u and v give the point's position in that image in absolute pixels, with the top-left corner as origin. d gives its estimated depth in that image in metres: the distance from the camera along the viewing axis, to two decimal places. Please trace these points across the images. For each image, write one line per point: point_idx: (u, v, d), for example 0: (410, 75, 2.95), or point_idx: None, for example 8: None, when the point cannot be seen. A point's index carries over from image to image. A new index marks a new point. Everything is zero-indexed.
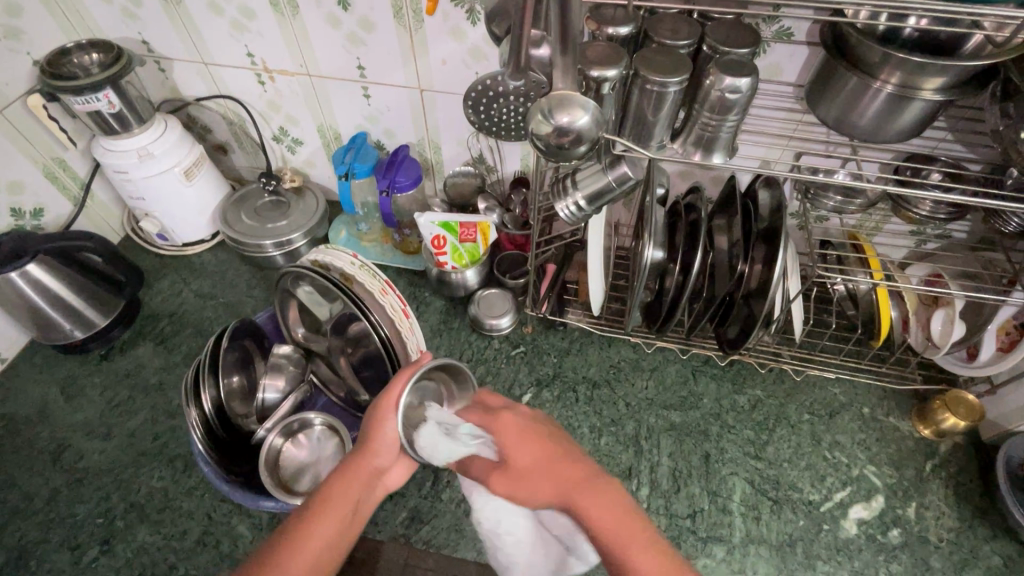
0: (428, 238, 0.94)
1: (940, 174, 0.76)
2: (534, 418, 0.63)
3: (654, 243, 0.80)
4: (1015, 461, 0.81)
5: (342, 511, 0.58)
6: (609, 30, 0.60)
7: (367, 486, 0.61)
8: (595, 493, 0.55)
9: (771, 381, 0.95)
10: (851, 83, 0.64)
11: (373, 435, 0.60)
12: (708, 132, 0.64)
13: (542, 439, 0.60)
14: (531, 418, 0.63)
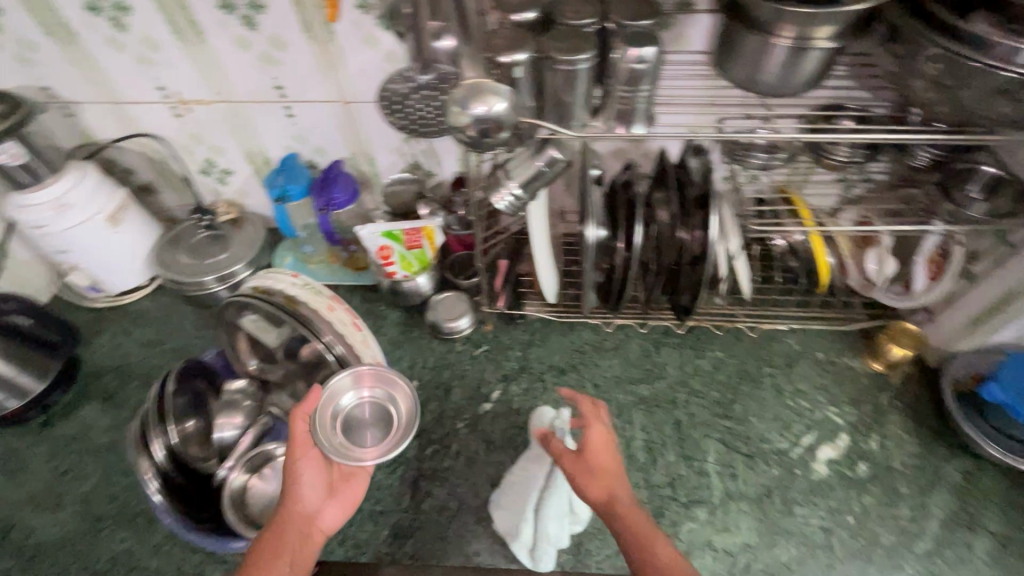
0: (372, 250, 0.94)
1: (852, 120, 0.80)
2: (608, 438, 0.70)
3: (594, 222, 0.81)
4: (959, 379, 0.87)
5: (276, 567, 0.58)
6: (514, 19, 0.62)
7: (300, 534, 0.62)
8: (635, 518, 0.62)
9: (729, 341, 0.98)
10: (752, 42, 0.67)
11: (294, 478, 0.64)
12: (625, 105, 0.66)
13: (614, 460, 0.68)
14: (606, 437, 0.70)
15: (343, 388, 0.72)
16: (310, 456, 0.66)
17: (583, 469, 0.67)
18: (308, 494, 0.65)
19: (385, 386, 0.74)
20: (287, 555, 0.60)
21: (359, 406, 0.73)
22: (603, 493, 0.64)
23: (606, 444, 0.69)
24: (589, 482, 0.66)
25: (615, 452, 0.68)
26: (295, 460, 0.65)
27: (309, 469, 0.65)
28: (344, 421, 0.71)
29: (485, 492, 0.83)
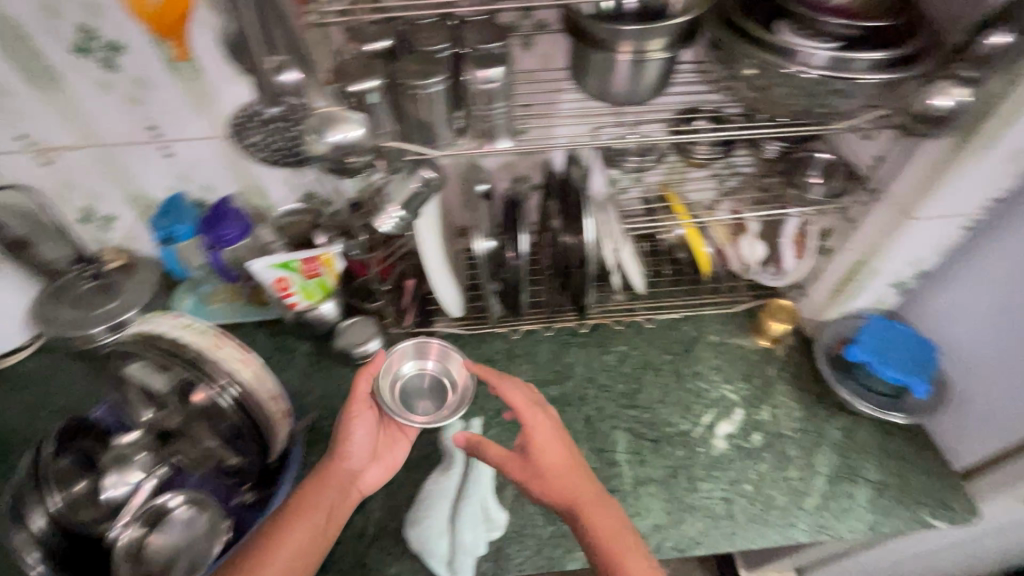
0: (269, 282, 0.93)
1: (706, 120, 0.88)
2: (553, 432, 0.76)
3: (481, 232, 0.85)
4: (831, 345, 0.95)
5: (317, 511, 0.72)
6: (369, 48, 0.65)
7: (344, 483, 0.76)
8: (598, 514, 0.69)
9: (631, 335, 1.03)
10: (599, 58, 0.73)
11: (346, 434, 0.78)
12: (487, 122, 0.70)
13: (568, 458, 0.74)
14: (551, 433, 0.76)
15: (405, 358, 0.89)
16: (366, 416, 0.80)
17: (535, 474, 0.73)
18: (356, 451, 0.79)
19: (438, 361, 0.91)
20: (328, 502, 0.73)
21: (420, 375, 0.90)
22: (564, 496, 0.71)
23: (543, 431, 0.76)
24: (547, 485, 0.72)
25: (558, 444, 0.75)
26: (353, 415, 0.78)
27: (363, 424, 0.79)
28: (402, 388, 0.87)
29: (404, 513, 0.83)
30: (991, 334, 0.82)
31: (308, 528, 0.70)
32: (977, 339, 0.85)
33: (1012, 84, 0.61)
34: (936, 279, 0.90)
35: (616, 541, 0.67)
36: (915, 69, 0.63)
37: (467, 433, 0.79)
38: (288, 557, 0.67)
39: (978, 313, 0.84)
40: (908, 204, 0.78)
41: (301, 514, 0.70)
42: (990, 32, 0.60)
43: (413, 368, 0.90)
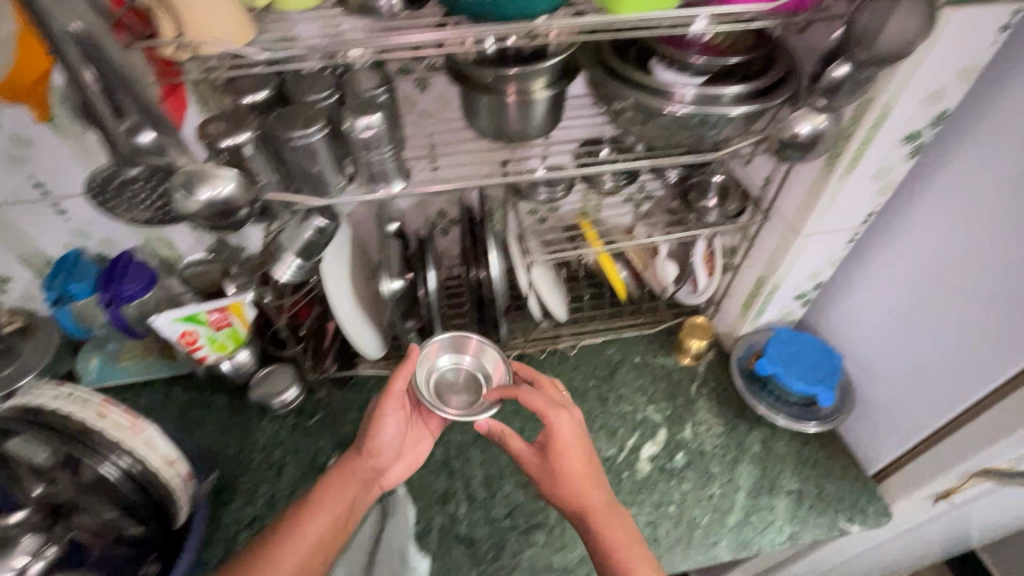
0: (175, 337, 0.89)
1: (608, 150, 0.90)
2: (575, 435, 0.74)
3: (389, 273, 0.84)
4: (745, 360, 0.99)
5: (338, 511, 0.73)
6: (247, 99, 0.66)
7: (366, 481, 0.78)
8: (607, 515, 0.72)
9: (556, 362, 1.04)
10: (488, 101, 0.74)
11: (374, 434, 0.77)
12: (376, 168, 0.69)
13: (588, 460, 0.74)
14: (575, 436, 0.74)
15: (441, 352, 0.89)
16: (398, 413, 0.79)
17: (549, 475, 0.74)
18: (384, 449, 0.79)
19: (475, 355, 0.90)
20: (350, 502, 0.75)
21: (454, 370, 0.89)
22: (578, 499, 0.72)
23: (569, 435, 0.74)
24: (565, 486, 0.73)
25: (579, 447, 0.74)
26: (386, 410, 0.77)
27: (394, 421, 0.78)
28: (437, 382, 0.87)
29: None
30: (894, 332, 0.85)
31: (326, 524, 0.71)
32: (882, 337, 0.87)
33: (864, 110, 0.65)
34: (843, 277, 0.92)
35: (622, 544, 0.70)
36: (775, 100, 0.66)
37: (491, 422, 0.80)
38: (304, 557, 0.68)
39: (882, 312, 0.86)
40: (794, 222, 0.81)
41: (317, 512, 0.71)
42: (837, 64, 0.61)
43: (449, 361, 0.90)
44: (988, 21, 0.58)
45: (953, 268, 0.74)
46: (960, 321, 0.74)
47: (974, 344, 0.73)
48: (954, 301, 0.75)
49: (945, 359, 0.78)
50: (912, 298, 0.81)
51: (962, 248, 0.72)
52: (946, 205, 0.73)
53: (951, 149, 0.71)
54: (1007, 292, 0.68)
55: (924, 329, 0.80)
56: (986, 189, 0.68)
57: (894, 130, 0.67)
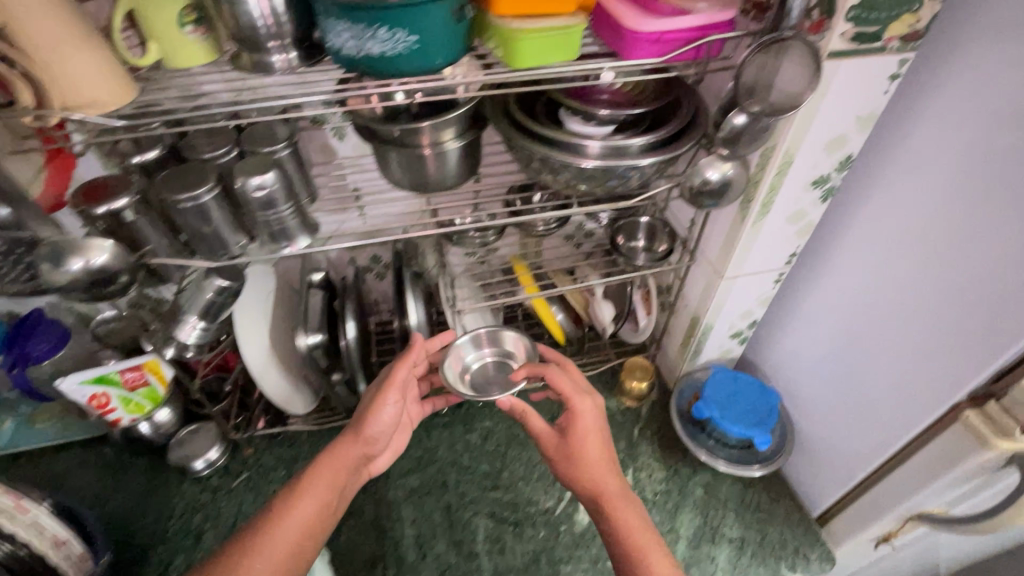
0: (84, 401, 0.84)
1: (537, 195, 0.89)
2: (593, 421, 0.73)
3: (309, 326, 0.81)
4: (685, 404, 0.96)
5: (327, 497, 0.72)
6: (134, 160, 0.64)
7: (355, 468, 0.77)
8: (621, 502, 0.70)
9: (497, 409, 1.01)
10: (398, 155, 0.72)
11: (369, 421, 0.75)
12: (277, 226, 0.66)
13: (603, 448, 0.73)
14: (595, 422, 0.73)
15: (464, 347, 0.87)
16: (393, 404, 0.75)
17: (565, 459, 0.73)
18: (376, 436, 0.77)
19: (498, 345, 0.89)
20: (339, 487, 0.74)
21: (483, 363, 0.88)
22: (592, 482, 0.71)
23: (589, 422, 0.73)
24: (579, 471, 0.72)
25: (598, 434, 0.73)
26: (384, 396, 0.74)
27: (394, 410, 0.76)
28: (471, 378, 0.85)
29: None
30: (838, 359, 0.81)
31: (313, 509, 0.71)
32: (827, 364, 0.83)
33: (767, 158, 0.65)
34: (789, 298, 0.88)
35: (634, 529, 0.68)
36: (682, 149, 0.65)
37: (513, 399, 0.77)
38: (292, 544, 0.67)
39: (826, 337, 0.82)
40: (718, 265, 0.80)
41: (309, 496, 0.71)
42: (733, 114, 0.61)
43: (475, 357, 0.88)
44: (876, 70, 0.58)
45: (896, 286, 0.69)
46: (897, 351, 0.70)
47: (915, 372, 0.68)
48: (892, 330, 0.71)
49: (884, 391, 0.73)
50: (853, 325, 0.77)
51: (897, 275, 0.69)
52: (881, 228, 0.70)
53: (884, 170, 0.68)
54: (938, 324, 0.64)
55: (866, 358, 0.76)
56: (917, 214, 0.64)
57: (803, 171, 0.66)
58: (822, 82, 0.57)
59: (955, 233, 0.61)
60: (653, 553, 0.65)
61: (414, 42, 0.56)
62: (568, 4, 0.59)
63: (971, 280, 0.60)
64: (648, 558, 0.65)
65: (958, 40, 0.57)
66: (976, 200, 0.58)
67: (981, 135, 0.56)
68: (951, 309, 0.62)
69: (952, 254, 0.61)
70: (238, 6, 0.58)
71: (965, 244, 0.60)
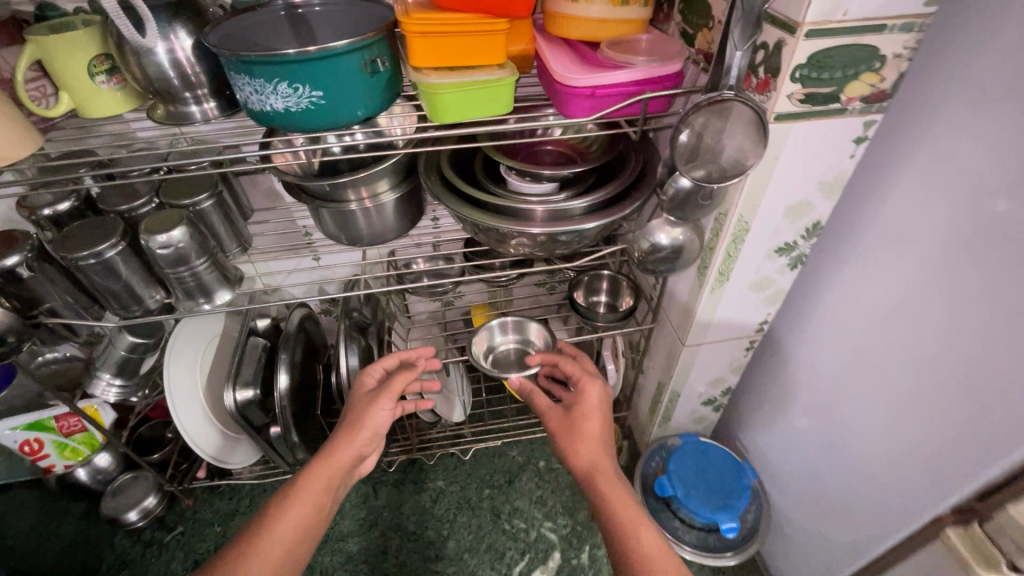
0: (15, 446, 0.81)
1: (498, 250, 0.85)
2: (598, 400, 0.64)
3: (243, 379, 0.77)
4: (649, 474, 0.86)
5: (316, 504, 0.57)
6: (44, 212, 0.61)
7: (348, 471, 0.61)
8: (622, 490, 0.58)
9: (452, 467, 0.94)
10: (330, 213, 0.67)
11: (365, 416, 0.62)
12: (190, 283, 0.62)
13: (606, 430, 0.63)
14: (601, 402, 0.64)
15: (494, 330, 0.82)
16: (385, 405, 0.63)
17: (567, 435, 0.62)
18: (372, 437, 0.63)
19: (526, 333, 0.82)
20: (330, 494, 0.59)
21: (507, 349, 0.82)
22: (587, 458, 0.60)
23: (598, 400, 0.64)
24: (577, 451, 0.61)
25: (602, 415, 0.63)
26: (387, 388, 0.64)
27: (394, 410, 0.65)
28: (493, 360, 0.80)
29: None
30: (826, 435, 0.70)
31: (299, 518, 0.56)
32: (814, 438, 0.73)
33: (721, 225, 0.58)
34: (773, 361, 0.78)
35: (634, 519, 0.55)
36: (622, 213, 0.58)
37: (521, 380, 0.69)
38: (274, 563, 0.52)
39: (813, 408, 0.72)
40: (679, 331, 0.73)
41: (301, 500, 0.56)
42: (675, 176, 0.54)
43: (503, 341, 0.82)
44: (836, 133, 0.51)
45: (882, 351, 0.59)
46: (887, 434, 0.60)
47: (905, 457, 0.57)
48: (881, 409, 0.60)
49: (876, 479, 0.62)
50: (840, 397, 0.67)
51: (886, 344, 0.58)
52: (864, 292, 0.60)
53: (868, 225, 0.59)
54: (933, 407, 0.53)
55: (855, 437, 0.65)
56: (907, 276, 0.55)
57: (763, 238, 0.59)
58: (773, 147, 0.51)
59: (947, 301, 0.51)
60: (645, 529, 0.54)
61: (319, 98, 0.52)
62: (498, 56, 0.55)
63: (965, 360, 0.49)
64: (638, 534, 0.54)
65: (943, 76, 0.47)
66: (968, 264, 0.48)
67: (972, 189, 0.47)
68: (943, 394, 0.52)
69: (944, 326, 0.51)
70: (148, 58, 0.55)
71: (960, 315, 0.50)
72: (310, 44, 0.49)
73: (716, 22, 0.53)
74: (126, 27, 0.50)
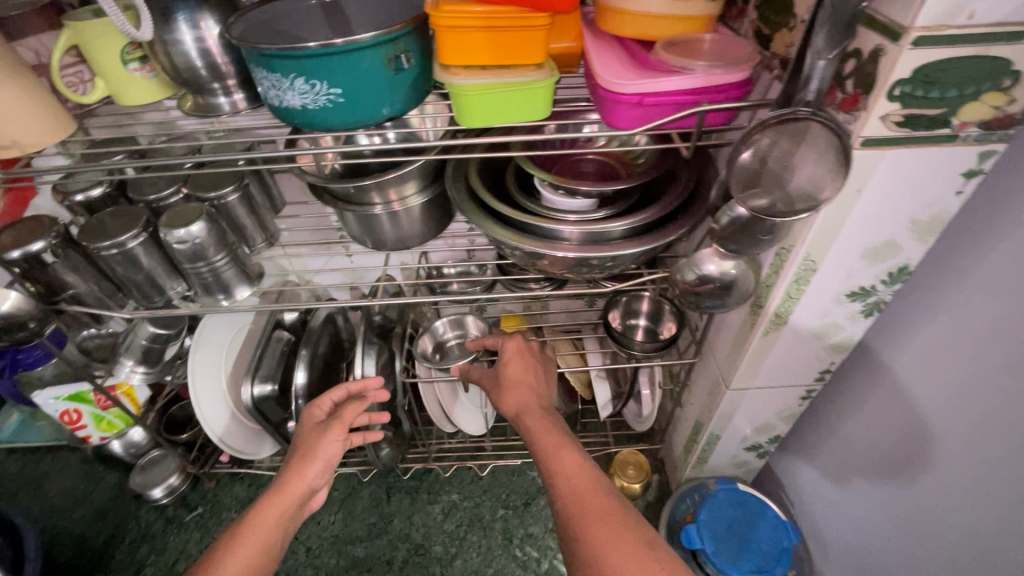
0: (56, 414, 0.82)
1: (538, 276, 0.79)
2: (519, 351, 0.68)
3: (263, 374, 0.76)
4: (679, 518, 0.78)
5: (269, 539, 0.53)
6: (78, 197, 0.62)
7: (297, 507, 0.58)
8: (544, 421, 0.59)
9: (468, 480, 0.91)
10: (354, 216, 0.63)
11: (317, 443, 0.61)
12: (207, 279, 0.61)
13: (528, 376, 0.65)
14: (522, 355, 0.67)
15: (439, 327, 0.84)
16: (334, 440, 0.62)
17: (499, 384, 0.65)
18: (320, 472, 0.60)
19: (468, 328, 0.84)
20: (280, 530, 0.55)
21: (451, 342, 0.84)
22: (515, 404, 0.62)
23: (514, 350, 0.68)
24: (505, 399, 0.63)
25: (524, 363, 0.66)
26: (337, 422, 0.63)
27: (346, 442, 0.63)
28: (439, 353, 0.82)
29: None
30: (889, 494, 0.60)
31: (248, 555, 0.51)
32: (866, 504, 0.64)
33: (782, 262, 0.50)
34: (825, 401, 0.69)
35: (557, 440, 0.56)
36: (666, 239, 0.51)
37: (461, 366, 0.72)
38: None
39: (870, 462, 0.62)
40: (724, 372, 0.65)
41: (246, 543, 0.52)
42: (731, 203, 0.46)
43: (451, 337, 0.84)
44: (940, 168, 0.41)
45: (956, 422, 0.51)
46: (978, 509, 0.50)
47: (989, 546, 0.49)
48: (969, 479, 0.50)
49: (955, 556, 0.53)
50: (912, 455, 0.57)
51: (979, 405, 0.48)
52: (932, 352, 0.52)
53: (962, 258, 0.48)
54: None
55: (929, 503, 0.55)
56: (988, 340, 0.47)
57: (833, 279, 0.50)
58: (857, 177, 0.42)
59: None
60: (564, 446, 0.54)
61: (337, 95, 0.49)
62: (536, 55, 0.49)
63: None
64: (560, 456, 0.54)
65: None
66: None
67: None
68: None
69: None
70: (175, 47, 0.53)
71: None
72: (336, 36, 0.45)
73: (800, 20, 0.44)
74: (115, 17, 0.47)
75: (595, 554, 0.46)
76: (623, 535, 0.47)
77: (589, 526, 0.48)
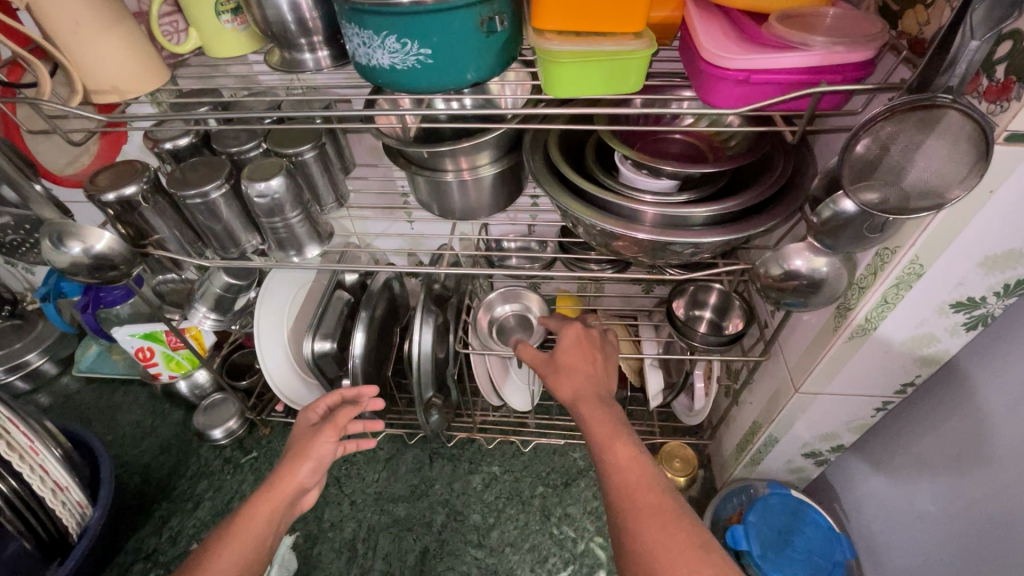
0: (131, 351, 0.87)
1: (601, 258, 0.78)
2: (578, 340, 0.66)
3: (324, 330, 0.78)
4: (723, 518, 0.76)
5: (254, 539, 0.55)
6: (166, 145, 0.64)
7: (288, 504, 0.59)
8: (600, 410, 0.58)
9: (510, 455, 0.92)
10: (427, 180, 0.63)
11: (308, 441, 0.63)
12: (282, 234, 0.62)
13: (585, 363, 0.64)
14: (580, 344, 0.66)
15: (493, 300, 0.83)
16: (326, 442, 0.63)
17: (553, 369, 0.64)
18: (310, 473, 0.62)
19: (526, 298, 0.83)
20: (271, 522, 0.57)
21: (507, 316, 0.83)
22: (571, 391, 0.61)
23: (572, 340, 0.66)
24: (558, 384, 0.62)
25: (582, 350, 0.65)
26: (336, 420, 0.64)
27: (337, 446, 0.64)
28: (500, 330, 0.83)
29: None
30: (961, 523, 0.56)
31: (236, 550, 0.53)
32: (932, 537, 0.60)
33: (883, 264, 0.46)
34: (896, 411, 0.65)
35: (611, 430, 0.55)
36: (756, 228, 0.48)
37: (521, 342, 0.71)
38: None
39: (946, 493, 0.58)
40: (794, 374, 0.62)
41: (242, 538, 0.54)
42: (837, 196, 0.42)
43: (512, 309, 0.83)
44: None
45: None
46: None
47: None
48: None
49: None
50: (997, 483, 0.52)
51: None
52: None
53: None
54: None
55: (1007, 528, 0.51)
56: None
57: (937, 288, 0.46)
58: (991, 178, 0.39)
59: None
60: (619, 437, 0.53)
61: (426, 57, 0.47)
62: (636, 23, 0.46)
63: None
64: (614, 447, 0.53)
65: None
66: None
67: None
68: None
69: None
70: (268, 1, 0.53)
71: None
72: None
73: None
74: None
75: (643, 549, 0.45)
76: (673, 531, 0.45)
77: (639, 520, 0.47)
